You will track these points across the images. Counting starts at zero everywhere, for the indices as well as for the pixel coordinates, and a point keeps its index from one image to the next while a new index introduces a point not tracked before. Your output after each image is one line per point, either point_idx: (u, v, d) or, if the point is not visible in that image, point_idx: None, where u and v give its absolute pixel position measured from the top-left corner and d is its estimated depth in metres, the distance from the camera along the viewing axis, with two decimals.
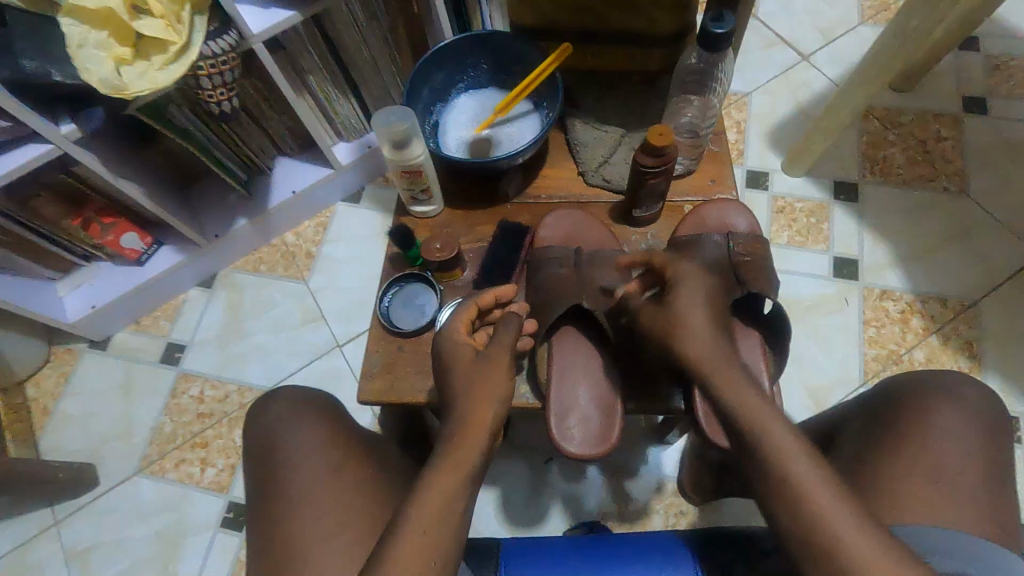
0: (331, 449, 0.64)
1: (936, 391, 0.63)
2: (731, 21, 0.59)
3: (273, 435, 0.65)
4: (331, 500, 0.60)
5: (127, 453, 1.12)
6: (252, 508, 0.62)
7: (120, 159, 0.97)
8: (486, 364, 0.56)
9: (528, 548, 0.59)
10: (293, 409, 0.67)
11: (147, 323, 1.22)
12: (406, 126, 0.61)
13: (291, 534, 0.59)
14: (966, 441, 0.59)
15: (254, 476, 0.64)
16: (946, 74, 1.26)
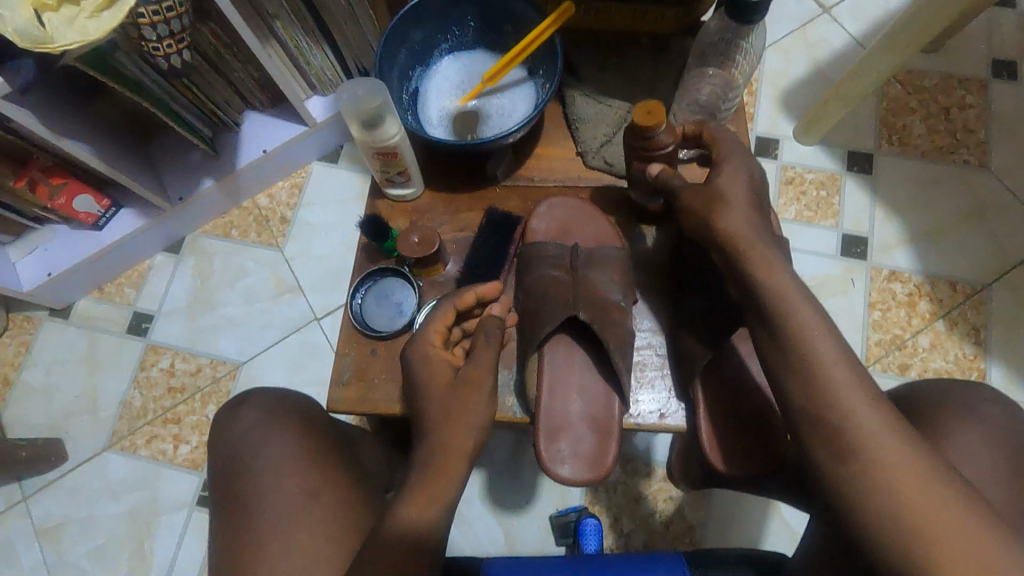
0: (308, 468, 0.57)
1: (958, 405, 0.57)
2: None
3: (243, 448, 0.58)
4: (306, 527, 0.54)
5: (95, 428, 1.07)
6: (218, 528, 0.56)
7: (62, 115, 0.87)
8: (464, 388, 0.51)
9: (512, 569, 0.55)
10: (265, 418, 0.59)
11: (111, 290, 1.15)
12: (378, 102, 0.52)
13: (259, 565, 0.53)
14: (994, 462, 0.54)
15: (222, 492, 0.58)
16: (977, 33, 1.16)
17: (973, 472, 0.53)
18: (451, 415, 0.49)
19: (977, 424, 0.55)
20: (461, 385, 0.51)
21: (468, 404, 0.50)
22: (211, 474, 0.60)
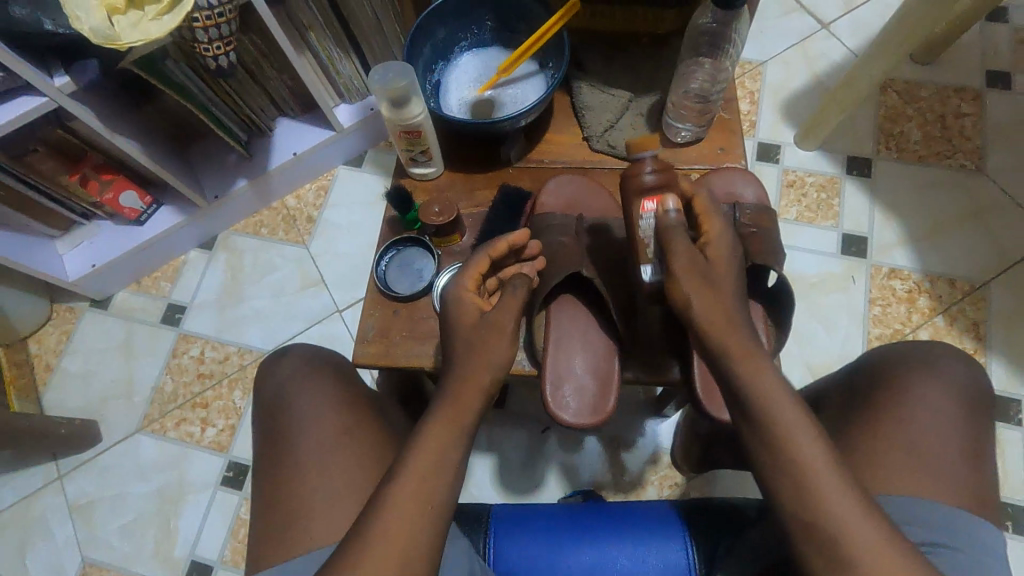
0: (340, 411, 0.65)
1: (920, 361, 0.60)
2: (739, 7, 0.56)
3: (283, 394, 0.66)
4: (338, 459, 0.62)
5: (129, 411, 1.13)
6: (260, 464, 0.64)
7: (117, 115, 0.96)
8: (491, 327, 0.55)
9: (518, 515, 0.59)
10: (302, 370, 0.68)
11: (147, 283, 1.22)
12: (404, 83, 0.59)
13: (298, 491, 0.60)
14: (956, 413, 0.56)
15: (263, 433, 0.66)
16: (970, 46, 1.21)
17: (947, 424, 0.56)
18: (475, 349, 0.54)
19: (957, 383, 0.58)
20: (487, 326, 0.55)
21: (492, 342, 0.54)
22: (254, 420, 0.68)
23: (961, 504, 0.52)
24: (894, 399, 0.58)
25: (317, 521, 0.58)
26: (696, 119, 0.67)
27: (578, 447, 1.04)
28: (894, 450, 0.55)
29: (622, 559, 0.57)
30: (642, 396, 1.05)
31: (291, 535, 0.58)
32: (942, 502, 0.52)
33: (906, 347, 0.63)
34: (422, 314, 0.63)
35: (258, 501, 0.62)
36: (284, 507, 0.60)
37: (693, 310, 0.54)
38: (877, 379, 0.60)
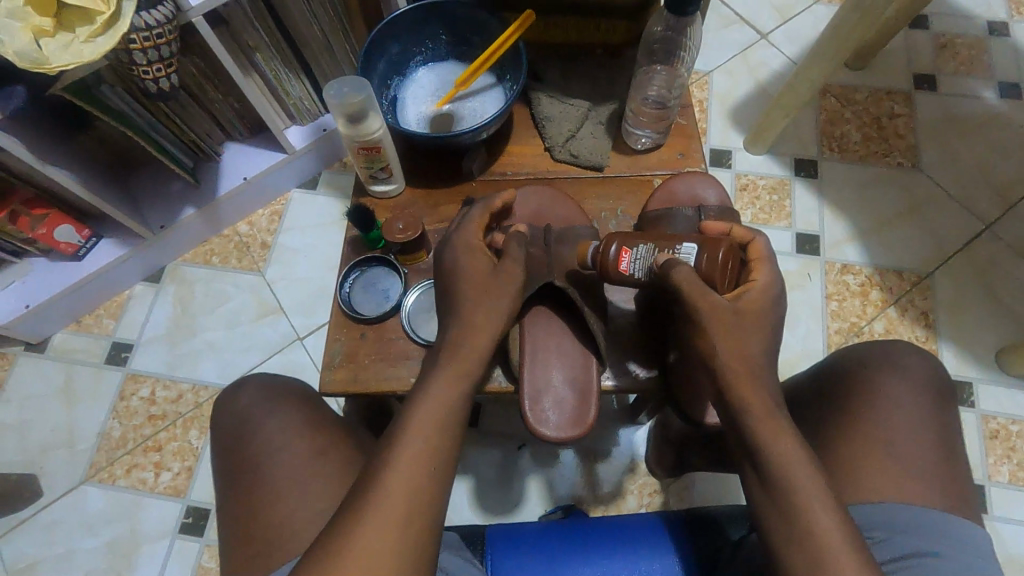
0: (311, 430, 0.64)
1: (878, 359, 0.61)
2: None
3: (248, 419, 0.64)
4: (316, 478, 0.60)
5: (72, 461, 1.05)
6: (229, 494, 0.61)
7: (49, 145, 0.90)
8: (500, 275, 0.56)
9: (513, 537, 0.58)
10: (265, 394, 0.66)
11: (89, 322, 1.14)
12: (360, 99, 0.57)
13: (275, 516, 0.58)
14: (921, 406, 0.58)
15: (229, 462, 0.63)
16: (897, 52, 1.29)
17: (917, 416, 0.57)
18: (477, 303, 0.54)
19: (922, 377, 0.60)
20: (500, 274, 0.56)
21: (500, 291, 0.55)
22: (216, 451, 0.65)
23: (943, 507, 0.53)
24: (867, 405, 0.59)
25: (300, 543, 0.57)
26: (654, 125, 0.68)
27: (556, 462, 1.02)
28: (873, 452, 0.56)
29: (621, 571, 0.55)
30: (615, 406, 1.05)
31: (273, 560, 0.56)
32: (926, 508, 0.53)
33: (860, 345, 0.65)
34: (391, 335, 0.60)
35: (231, 533, 0.59)
36: (262, 534, 0.58)
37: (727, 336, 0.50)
38: (849, 383, 0.61)
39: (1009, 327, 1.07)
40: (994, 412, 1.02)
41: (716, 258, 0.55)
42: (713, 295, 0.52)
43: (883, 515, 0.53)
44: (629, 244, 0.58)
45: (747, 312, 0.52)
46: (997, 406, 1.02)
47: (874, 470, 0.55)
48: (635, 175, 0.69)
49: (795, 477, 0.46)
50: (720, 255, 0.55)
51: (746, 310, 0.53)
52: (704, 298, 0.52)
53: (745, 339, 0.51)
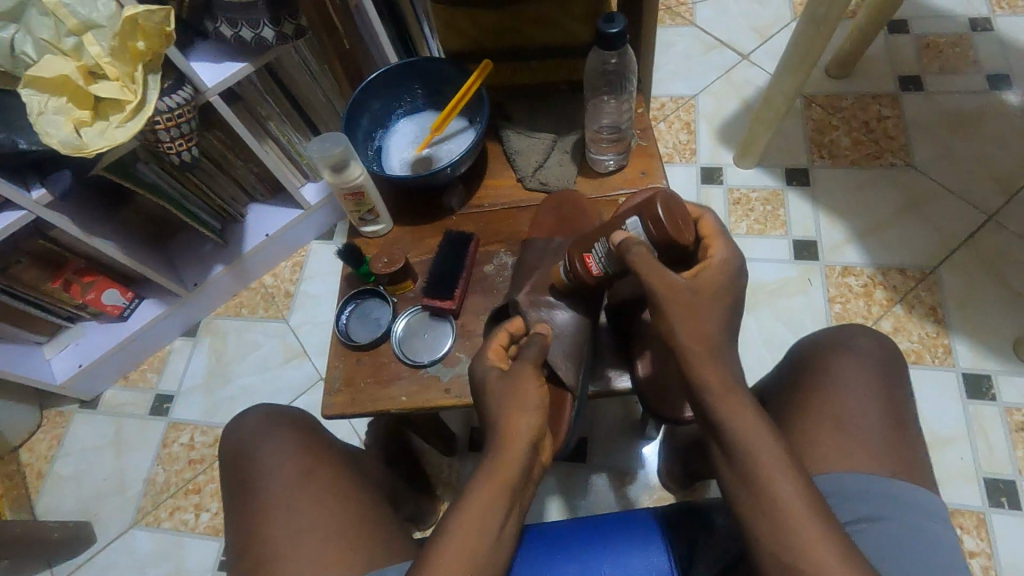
0: (302, 454, 0.66)
1: (833, 341, 0.63)
2: (622, 21, 0.57)
3: (246, 446, 0.67)
4: (305, 501, 0.63)
5: (122, 507, 1.13)
6: (232, 516, 0.65)
7: (94, 219, 1.02)
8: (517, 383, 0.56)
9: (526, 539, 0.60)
10: (263, 420, 0.69)
11: (135, 377, 1.25)
12: (340, 150, 0.65)
13: (268, 536, 0.61)
14: (871, 383, 0.59)
15: (231, 488, 0.67)
16: (879, 57, 1.32)
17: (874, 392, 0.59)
18: (511, 420, 0.53)
19: (880, 354, 0.62)
20: (534, 392, 0.55)
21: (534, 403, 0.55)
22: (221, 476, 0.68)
23: (892, 473, 0.55)
24: (819, 382, 0.60)
25: (291, 564, 0.60)
26: (616, 149, 0.73)
27: (570, 483, 1.04)
28: (828, 430, 0.57)
29: (607, 567, 0.58)
30: (625, 423, 1.07)
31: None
32: (872, 473, 0.55)
33: (814, 337, 0.66)
34: (384, 359, 0.66)
35: (234, 553, 0.63)
36: (258, 554, 0.61)
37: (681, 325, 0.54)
38: (805, 367, 0.63)
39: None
40: (1018, 403, 0.99)
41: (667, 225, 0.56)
42: (668, 272, 0.55)
43: (834, 482, 0.55)
44: (590, 248, 0.60)
45: (704, 289, 0.56)
46: (1020, 396, 0.99)
47: (831, 446, 0.57)
48: (602, 197, 0.74)
49: (762, 457, 0.48)
50: (670, 220, 0.56)
51: (701, 286, 0.56)
52: (663, 283, 0.55)
53: (698, 315, 0.55)
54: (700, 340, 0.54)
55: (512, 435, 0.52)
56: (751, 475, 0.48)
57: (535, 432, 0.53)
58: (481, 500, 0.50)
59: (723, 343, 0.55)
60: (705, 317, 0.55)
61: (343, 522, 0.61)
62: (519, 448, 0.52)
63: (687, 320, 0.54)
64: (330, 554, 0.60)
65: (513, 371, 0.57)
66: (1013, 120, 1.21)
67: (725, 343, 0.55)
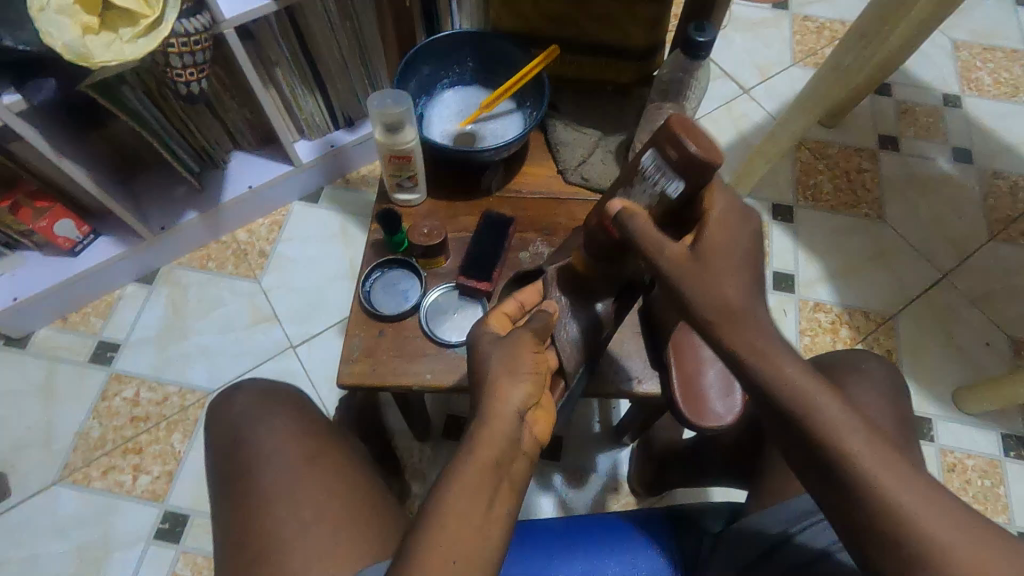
0: (303, 436, 0.62)
1: (851, 369, 0.69)
2: (712, 32, 0.64)
3: (238, 427, 0.63)
4: (309, 484, 0.58)
5: (46, 460, 1.02)
6: (222, 504, 0.59)
7: (63, 139, 0.92)
8: (512, 339, 0.51)
9: (531, 539, 0.62)
10: (256, 401, 0.65)
11: (75, 319, 1.13)
12: (400, 110, 0.63)
13: (267, 527, 0.56)
14: (886, 412, 0.65)
15: (220, 473, 0.61)
16: (864, 114, 1.41)
17: (877, 423, 0.63)
18: (500, 384, 0.47)
19: (879, 388, 0.67)
20: (528, 356, 0.50)
21: (528, 368, 0.49)
22: (208, 462, 0.63)
23: None
24: (840, 402, 0.66)
25: (295, 555, 0.54)
26: None
27: (542, 480, 1.05)
28: None
29: (614, 564, 0.60)
30: (599, 428, 1.09)
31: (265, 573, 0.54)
32: None
33: (834, 359, 0.73)
34: (409, 333, 0.65)
35: (224, 546, 0.57)
36: (254, 547, 0.55)
37: (717, 279, 0.46)
38: (826, 390, 0.69)
39: (964, 369, 1.15)
40: (952, 446, 1.09)
41: (679, 158, 0.48)
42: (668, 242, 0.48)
43: None
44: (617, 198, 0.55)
45: (710, 252, 0.47)
46: (955, 440, 1.09)
47: None
48: None
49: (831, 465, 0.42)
50: (687, 147, 0.48)
51: (713, 248, 0.47)
52: (665, 249, 0.48)
53: (713, 286, 0.46)
54: (723, 302, 0.45)
55: (499, 404, 0.46)
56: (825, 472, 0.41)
57: (527, 401, 0.47)
58: (470, 471, 0.43)
59: (755, 308, 0.46)
60: (727, 286, 0.46)
61: (351, 512, 0.57)
62: (507, 423, 0.45)
63: (707, 287, 0.46)
64: (336, 546, 0.55)
65: (510, 334, 0.52)
66: (972, 193, 1.33)
67: (758, 305, 0.46)
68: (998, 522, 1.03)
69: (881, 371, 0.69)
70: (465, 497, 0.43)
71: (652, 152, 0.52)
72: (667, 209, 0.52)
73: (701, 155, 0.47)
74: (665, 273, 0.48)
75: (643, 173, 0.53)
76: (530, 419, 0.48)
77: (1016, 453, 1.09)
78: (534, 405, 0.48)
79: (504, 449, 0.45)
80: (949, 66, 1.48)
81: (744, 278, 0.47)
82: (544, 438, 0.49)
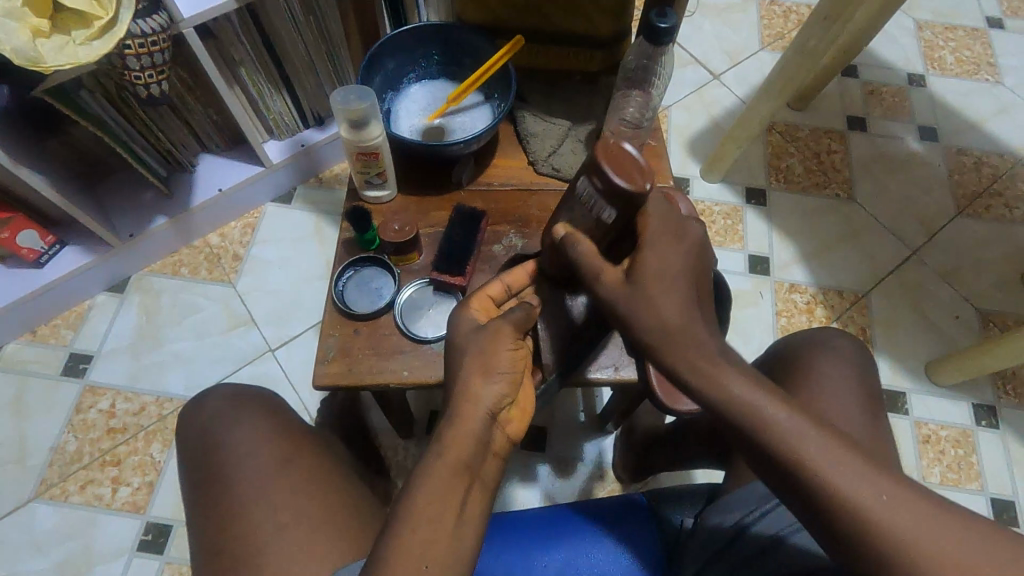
0: (279, 439, 0.62)
1: (821, 346, 0.71)
2: (674, 18, 0.64)
3: (212, 433, 0.62)
4: (286, 487, 0.58)
5: (21, 477, 1.00)
6: (196, 513, 0.59)
7: (19, 147, 0.89)
8: (492, 333, 0.51)
9: (512, 528, 0.63)
10: (227, 406, 0.64)
11: (45, 332, 1.10)
12: (364, 106, 0.62)
13: (241, 534, 0.55)
14: (856, 389, 0.66)
15: (191, 482, 0.60)
16: (832, 96, 1.43)
17: (847, 399, 0.65)
18: (474, 382, 0.47)
19: (845, 362, 0.68)
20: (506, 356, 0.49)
21: (505, 366, 0.49)
22: (181, 470, 0.63)
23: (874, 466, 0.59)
24: (812, 380, 0.67)
25: (273, 559, 0.54)
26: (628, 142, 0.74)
27: (528, 472, 1.05)
28: None
29: (597, 551, 0.62)
30: (583, 417, 1.09)
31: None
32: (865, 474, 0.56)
33: (804, 336, 0.74)
34: (384, 331, 0.65)
35: (198, 555, 0.56)
36: (229, 554, 0.55)
37: (659, 303, 0.48)
38: (797, 368, 0.70)
39: (935, 342, 1.18)
40: (925, 418, 1.12)
41: (615, 184, 0.50)
42: (607, 271, 0.51)
43: None
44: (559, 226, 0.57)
45: (647, 280, 0.49)
46: (928, 412, 1.12)
47: None
48: None
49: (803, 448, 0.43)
50: (615, 180, 0.49)
51: (647, 270, 0.50)
52: (601, 279, 0.51)
53: (650, 308, 0.48)
54: (664, 326, 0.48)
55: (471, 404, 0.46)
56: (777, 464, 0.43)
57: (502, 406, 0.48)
58: (442, 474, 0.44)
59: (694, 325, 0.48)
60: (663, 309, 0.48)
61: (327, 514, 0.57)
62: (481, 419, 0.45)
63: (646, 313, 0.49)
64: (317, 548, 0.54)
65: (489, 325, 0.51)
66: (938, 170, 1.35)
67: (697, 321, 0.48)
68: (971, 490, 1.06)
69: (850, 348, 0.70)
70: (440, 493, 0.43)
71: (585, 178, 0.52)
72: (609, 232, 0.54)
73: (630, 189, 0.49)
74: (610, 304, 0.51)
75: (579, 199, 0.54)
76: (504, 418, 0.48)
77: (987, 422, 1.12)
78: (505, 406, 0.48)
79: (478, 453, 0.45)
80: (913, 46, 1.50)
81: (688, 292, 0.49)
82: (518, 434, 0.49)
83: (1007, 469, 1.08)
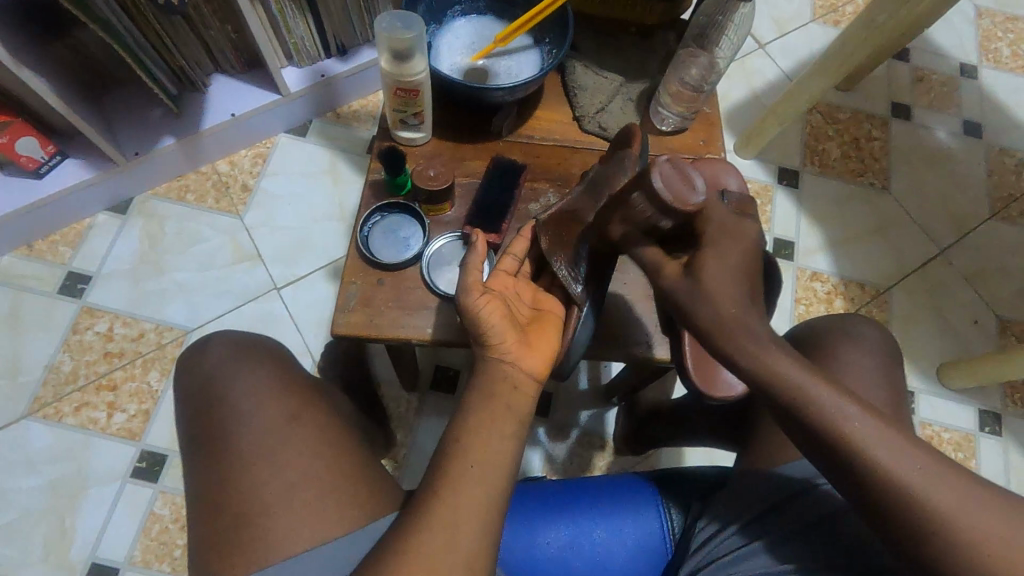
0: (288, 391, 0.59)
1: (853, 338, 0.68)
2: None
3: (218, 378, 0.59)
4: (294, 442, 0.56)
5: (13, 394, 0.98)
6: (197, 459, 0.57)
7: (16, 45, 0.83)
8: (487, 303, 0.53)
9: (520, 498, 0.63)
10: (234, 352, 0.62)
11: (41, 248, 1.06)
12: (411, 36, 0.57)
13: (249, 481, 0.54)
14: (888, 388, 0.64)
15: (194, 424, 0.58)
16: (880, 79, 1.36)
17: (873, 394, 0.63)
18: (482, 360, 0.52)
19: (883, 359, 0.66)
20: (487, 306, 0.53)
21: (498, 329, 0.52)
22: (182, 412, 0.60)
23: None
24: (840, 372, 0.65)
25: (279, 515, 0.52)
26: (682, 106, 0.70)
27: (531, 440, 1.04)
28: None
29: (599, 531, 0.61)
30: (587, 386, 1.08)
31: (244, 534, 0.52)
32: None
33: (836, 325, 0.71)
34: (408, 284, 0.62)
35: (202, 497, 0.55)
36: (233, 502, 0.53)
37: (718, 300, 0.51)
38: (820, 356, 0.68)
39: (951, 344, 1.16)
40: (931, 419, 1.11)
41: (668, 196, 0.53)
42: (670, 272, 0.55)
43: None
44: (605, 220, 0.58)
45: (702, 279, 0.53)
46: (934, 414, 1.12)
47: None
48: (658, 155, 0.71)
49: None
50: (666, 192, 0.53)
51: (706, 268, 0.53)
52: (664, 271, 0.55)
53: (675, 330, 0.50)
54: None
55: (489, 382, 0.50)
56: None
57: (506, 349, 0.52)
58: None
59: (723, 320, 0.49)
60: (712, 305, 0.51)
61: (340, 471, 0.55)
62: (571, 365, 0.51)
63: None
64: (326, 503, 0.53)
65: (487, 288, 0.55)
66: (977, 168, 1.30)
67: None
68: None
69: (883, 343, 0.67)
70: None
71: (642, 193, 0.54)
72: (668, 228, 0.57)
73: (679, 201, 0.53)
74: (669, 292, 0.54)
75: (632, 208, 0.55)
76: (521, 360, 0.52)
77: (990, 428, 1.11)
78: (516, 358, 0.52)
79: (493, 384, 0.50)
80: (970, 34, 1.43)
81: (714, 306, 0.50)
82: (540, 371, 0.52)
83: (1005, 476, 1.08)
